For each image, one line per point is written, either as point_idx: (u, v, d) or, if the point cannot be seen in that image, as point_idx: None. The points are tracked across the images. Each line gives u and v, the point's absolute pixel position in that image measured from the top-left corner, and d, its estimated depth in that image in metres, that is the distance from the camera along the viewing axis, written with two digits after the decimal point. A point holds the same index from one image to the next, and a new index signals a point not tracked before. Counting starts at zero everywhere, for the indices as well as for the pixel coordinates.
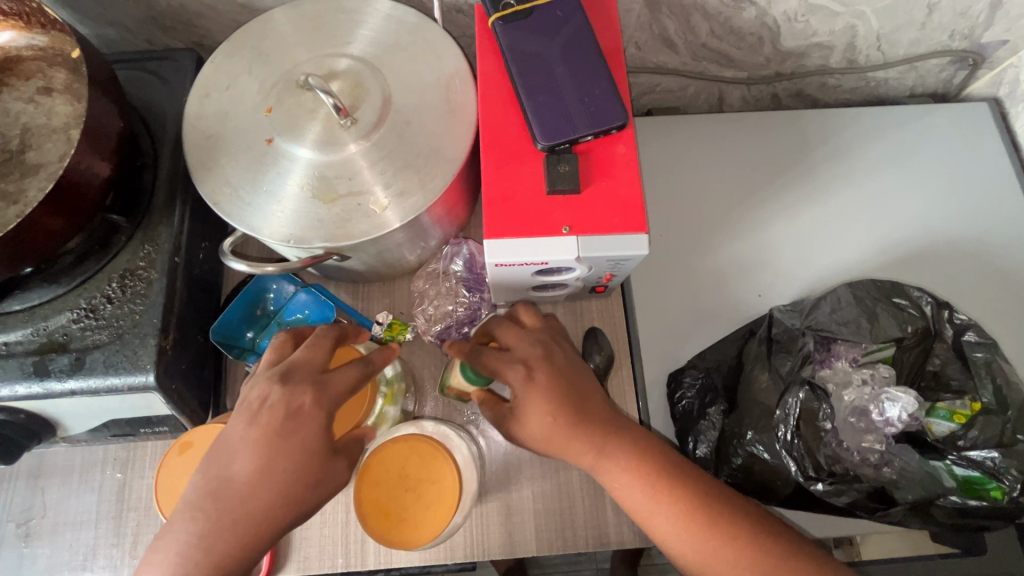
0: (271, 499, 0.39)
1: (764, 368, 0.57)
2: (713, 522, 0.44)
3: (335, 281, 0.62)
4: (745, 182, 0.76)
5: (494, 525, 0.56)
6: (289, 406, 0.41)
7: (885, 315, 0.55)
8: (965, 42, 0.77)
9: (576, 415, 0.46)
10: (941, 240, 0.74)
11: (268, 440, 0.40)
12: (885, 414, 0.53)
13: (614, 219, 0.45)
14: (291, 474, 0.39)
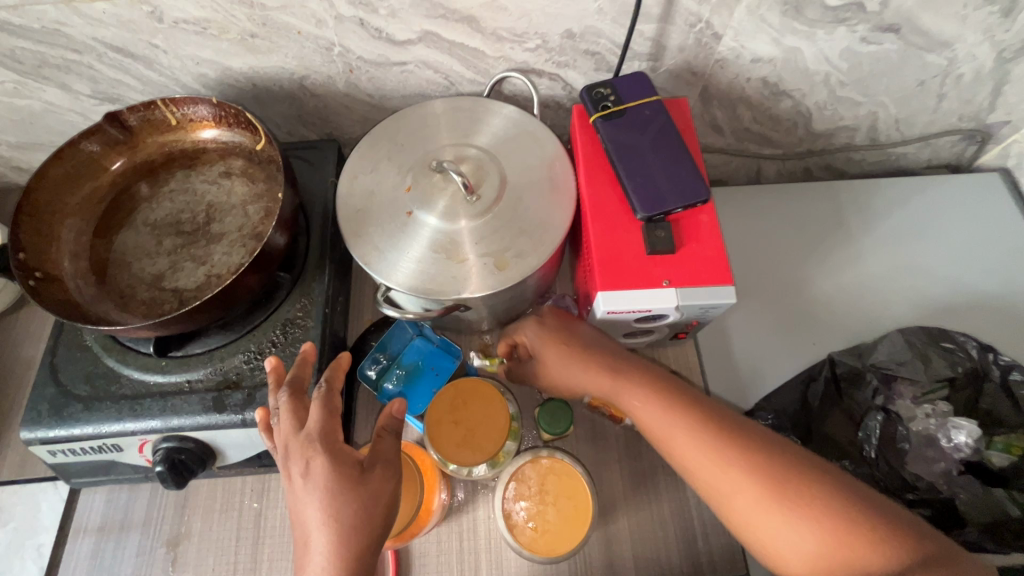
0: (360, 541, 0.44)
1: (837, 406, 0.64)
2: (770, 468, 0.48)
3: (443, 330, 0.72)
4: (789, 243, 0.86)
5: (595, 554, 0.61)
6: (330, 468, 0.45)
7: (939, 356, 0.62)
8: (972, 122, 0.89)
9: (595, 365, 0.58)
10: (973, 293, 0.82)
11: (326, 488, 0.44)
12: (951, 442, 0.59)
13: (705, 275, 0.55)
14: (365, 518, 0.44)
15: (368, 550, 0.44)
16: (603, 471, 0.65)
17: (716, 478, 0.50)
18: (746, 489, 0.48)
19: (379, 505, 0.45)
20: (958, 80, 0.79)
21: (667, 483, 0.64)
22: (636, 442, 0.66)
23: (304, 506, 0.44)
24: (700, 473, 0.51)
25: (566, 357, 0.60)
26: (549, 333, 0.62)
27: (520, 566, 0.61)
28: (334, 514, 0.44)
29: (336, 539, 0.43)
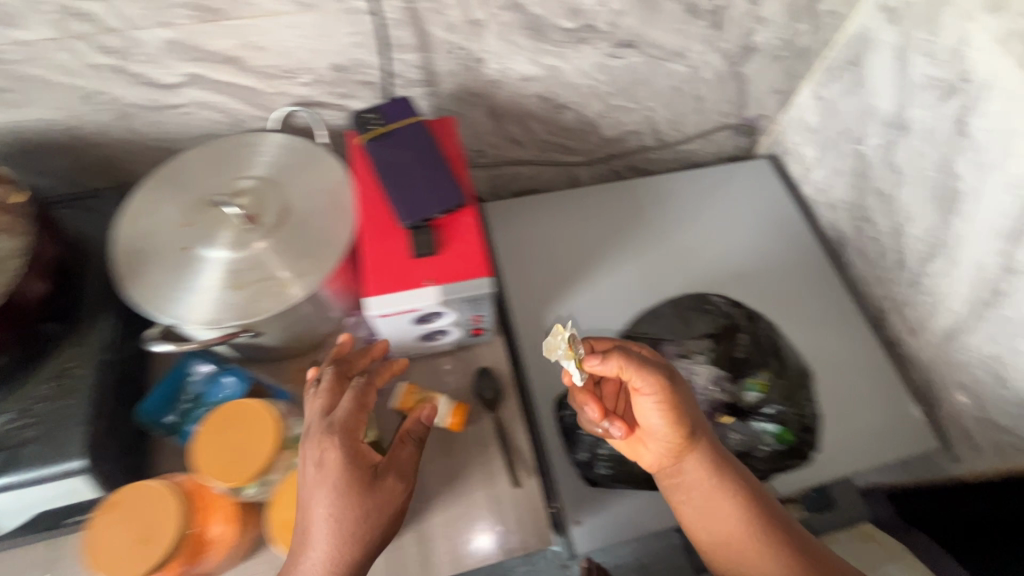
0: (363, 536, 0.51)
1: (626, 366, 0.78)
2: (798, 561, 0.59)
3: (254, 361, 0.72)
4: (596, 236, 0.96)
5: (410, 552, 0.63)
6: (347, 466, 0.52)
7: (699, 320, 0.84)
8: (736, 118, 1.04)
9: (695, 433, 0.63)
10: (748, 262, 0.95)
11: (338, 479, 0.51)
12: (699, 384, 0.80)
13: (465, 270, 0.60)
14: (363, 525, 0.52)
15: (366, 550, 0.52)
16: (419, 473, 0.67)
17: (754, 559, 0.60)
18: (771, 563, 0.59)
19: (377, 514, 0.52)
20: (706, 83, 0.92)
21: (479, 474, 0.67)
22: (449, 439, 0.69)
23: (336, 503, 0.51)
24: (736, 542, 0.61)
25: (654, 415, 0.62)
26: (676, 395, 0.61)
27: None
28: (331, 515, 0.51)
29: (341, 528, 0.51)
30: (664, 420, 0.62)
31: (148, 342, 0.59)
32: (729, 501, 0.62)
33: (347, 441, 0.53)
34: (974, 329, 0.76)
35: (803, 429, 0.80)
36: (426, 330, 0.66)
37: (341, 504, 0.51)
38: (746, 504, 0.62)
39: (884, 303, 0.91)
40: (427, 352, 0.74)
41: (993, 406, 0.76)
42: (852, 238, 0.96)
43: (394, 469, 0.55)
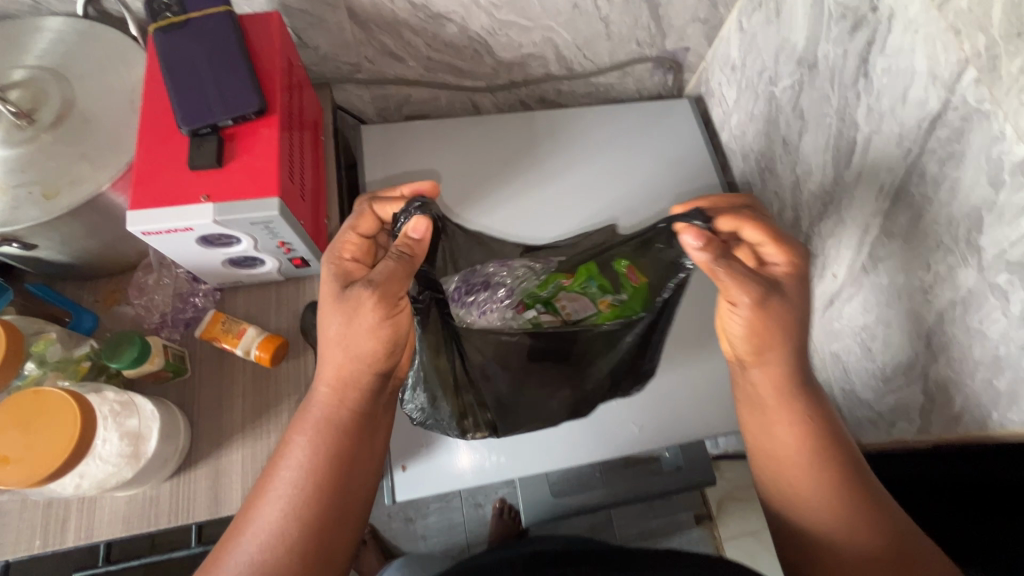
0: (351, 342, 0.53)
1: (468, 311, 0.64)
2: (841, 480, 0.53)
3: (57, 277, 0.66)
4: (480, 170, 0.89)
5: (200, 488, 0.60)
6: (330, 283, 0.55)
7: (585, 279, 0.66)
8: (656, 49, 0.93)
9: (758, 335, 0.55)
10: (641, 211, 0.90)
11: (322, 300, 0.55)
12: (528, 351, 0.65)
13: (249, 187, 0.53)
14: (351, 329, 0.53)
15: (361, 369, 0.54)
16: (224, 406, 0.63)
17: (802, 481, 0.54)
18: (832, 482, 0.53)
19: (366, 318, 0.52)
20: (610, 2, 0.81)
21: (288, 414, 0.64)
22: (262, 374, 0.65)
23: (332, 320, 0.53)
24: (802, 459, 0.55)
25: (756, 322, 0.54)
26: (771, 317, 0.54)
27: (115, 509, 0.58)
28: (332, 328, 0.53)
29: (335, 339, 0.53)
30: (750, 312, 0.54)
31: None
32: (770, 421, 0.57)
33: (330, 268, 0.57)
34: (851, 296, 0.71)
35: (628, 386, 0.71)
36: (228, 256, 0.60)
37: (335, 316, 0.53)
38: (775, 419, 0.57)
39: None
40: (254, 282, 0.69)
41: (857, 378, 0.72)
42: (758, 192, 0.88)
43: (380, 278, 0.52)
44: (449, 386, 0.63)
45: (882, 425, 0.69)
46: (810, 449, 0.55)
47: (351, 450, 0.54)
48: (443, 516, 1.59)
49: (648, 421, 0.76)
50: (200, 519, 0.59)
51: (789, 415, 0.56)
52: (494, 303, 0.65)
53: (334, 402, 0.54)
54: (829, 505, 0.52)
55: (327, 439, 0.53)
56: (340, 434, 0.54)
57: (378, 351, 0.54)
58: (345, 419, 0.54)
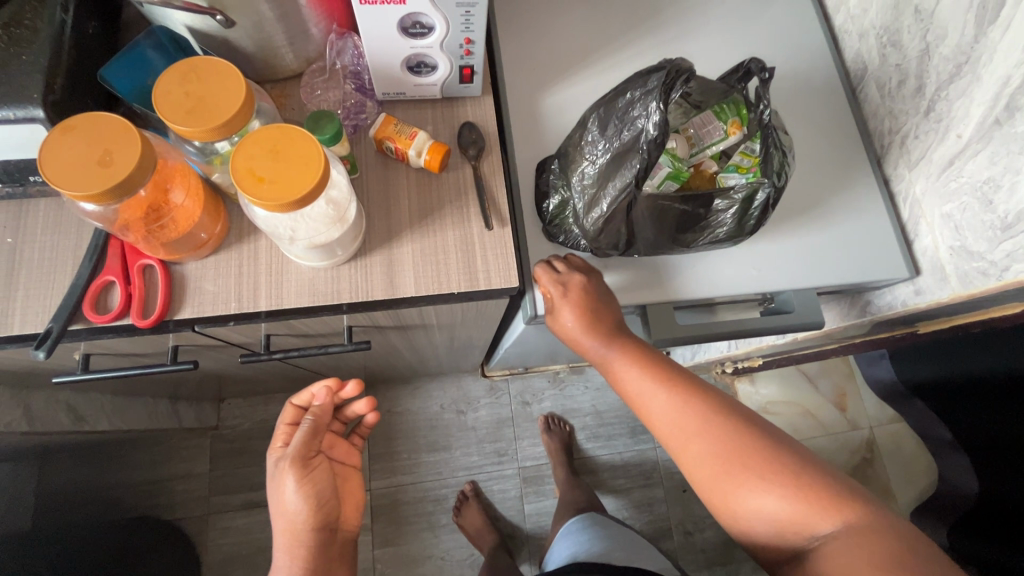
0: (299, 520, 0.68)
1: (617, 108, 0.62)
2: (737, 441, 0.58)
3: None
4: (605, 30, 0.90)
5: (377, 272, 0.64)
6: (279, 522, 0.69)
7: (712, 100, 0.67)
8: None
9: (583, 314, 0.68)
10: None
11: (279, 510, 0.69)
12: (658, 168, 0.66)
13: None
14: (291, 497, 0.67)
15: (315, 521, 0.69)
16: (392, 204, 0.67)
17: (691, 432, 0.60)
18: (721, 448, 0.58)
19: (296, 479, 0.67)
20: None
21: (451, 216, 0.67)
22: (427, 181, 0.68)
23: (276, 493, 0.69)
24: (687, 431, 0.61)
25: (567, 302, 0.68)
26: (581, 296, 0.69)
27: (301, 284, 0.62)
28: (288, 489, 0.67)
29: (282, 520, 0.68)
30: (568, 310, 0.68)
31: None
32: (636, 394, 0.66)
33: (290, 506, 0.68)
34: (975, 154, 0.74)
35: (757, 220, 0.68)
36: (412, 53, 0.62)
37: (277, 485, 0.68)
38: (655, 408, 0.64)
39: (890, 139, 0.88)
40: (413, 99, 0.71)
41: (970, 233, 0.76)
42: (874, 69, 0.90)
43: (296, 444, 0.69)
44: (601, 175, 0.63)
45: (992, 272, 0.74)
46: (699, 430, 0.60)
47: (317, 553, 0.69)
48: (493, 410, 1.67)
49: (758, 271, 0.81)
50: (378, 300, 0.64)
51: (659, 395, 0.64)
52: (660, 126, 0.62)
53: (292, 517, 0.68)
54: (710, 450, 0.59)
55: (299, 550, 0.68)
56: (296, 553, 0.67)
57: (316, 510, 0.69)
58: (299, 522, 0.68)
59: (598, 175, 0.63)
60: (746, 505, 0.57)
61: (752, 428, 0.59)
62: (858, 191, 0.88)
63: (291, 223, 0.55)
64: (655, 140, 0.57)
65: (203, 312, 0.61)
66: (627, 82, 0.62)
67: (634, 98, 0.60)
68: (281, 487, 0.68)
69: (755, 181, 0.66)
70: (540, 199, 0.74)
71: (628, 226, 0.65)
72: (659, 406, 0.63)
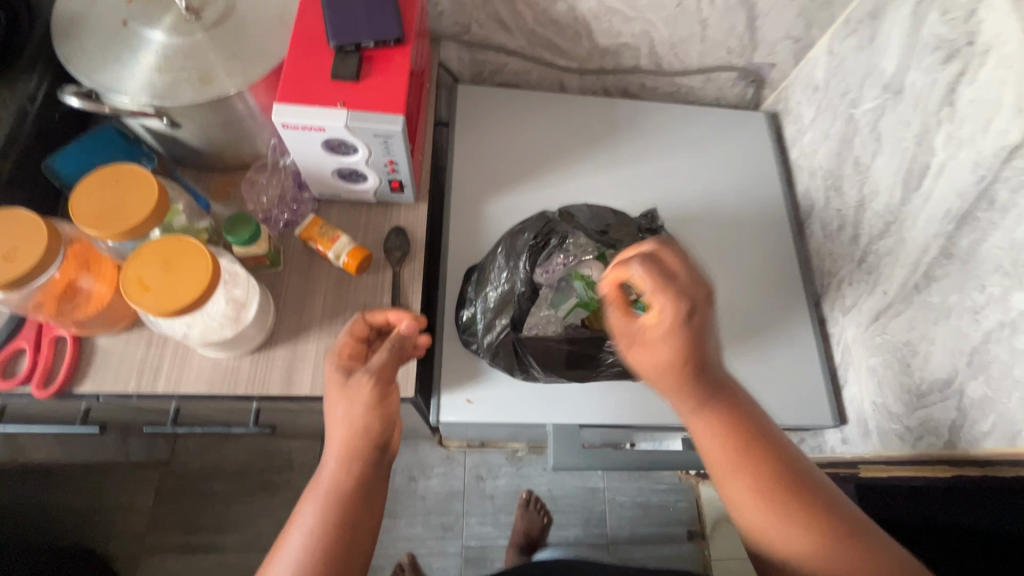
0: (363, 444, 0.50)
1: (518, 246, 0.70)
2: (835, 524, 0.46)
3: (181, 163, 0.73)
4: (560, 143, 0.95)
5: (276, 368, 0.66)
6: (338, 409, 0.51)
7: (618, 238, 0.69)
8: (743, 60, 0.99)
9: (686, 355, 0.46)
10: (702, 206, 0.94)
11: (347, 412, 0.51)
12: (563, 302, 0.70)
13: (379, 103, 0.59)
14: (365, 423, 0.50)
15: (381, 439, 0.51)
16: (306, 300, 0.69)
17: (774, 510, 0.47)
18: (815, 530, 0.46)
19: (368, 400, 0.51)
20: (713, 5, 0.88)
21: None
22: (344, 280, 0.71)
23: (334, 401, 0.52)
24: (773, 514, 0.47)
25: (668, 328, 0.45)
26: (688, 333, 0.45)
27: (201, 371, 0.65)
28: (347, 404, 0.51)
29: (354, 444, 0.50)
30: (659, 349, 0.46)
31: (63, 92, 0.59)
32: (690, 430, 0.50)
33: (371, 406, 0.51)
34: (898, 314, 0.74)
35: None
36: (340, 166, 0.67)
37: (340, 393, 0.52)
38: (726, 477, 0.49)
39: (830, 279, 0.88)
40: (348, 200, 0.75)
41: (890, 391, 0.75)
42: (820, 208, 0.92)
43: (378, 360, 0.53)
44: (497, 304, 0.70)
45: (908, 437, 0.72)
46: (789, 509, 0.47)
47: (365, 485, 0.51)
48: (445, 482, 1.50)
49: None
50: (272, 395, 0.65)
51: (730, 455, 0.48)
52: (560, 261, 0.70)
53: (349, 440, 0.51)
54: (804, 536, 0.46)
55: (354, 472, 0.50)
56: (350, 467, 0.50)
57: (382, 424, 0.52)
58: (355, 445, 0.50)
59: (495, 304, 0.70)
60: (821, 565, 0.45)
61: (815, 476, 0.49)
62: (793, 325, 0.88)
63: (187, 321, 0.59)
64: (527, 291, 0.67)
65: (102, 387, 0.63)
66: (531, 224, 0.72)
67: (530, 241, 0.69)
68: (337, 398, 0.52)
69: None
70: (455, 305, 0.79)
71: (520, 355, 0.70)
72: (727, 464, 0.48)
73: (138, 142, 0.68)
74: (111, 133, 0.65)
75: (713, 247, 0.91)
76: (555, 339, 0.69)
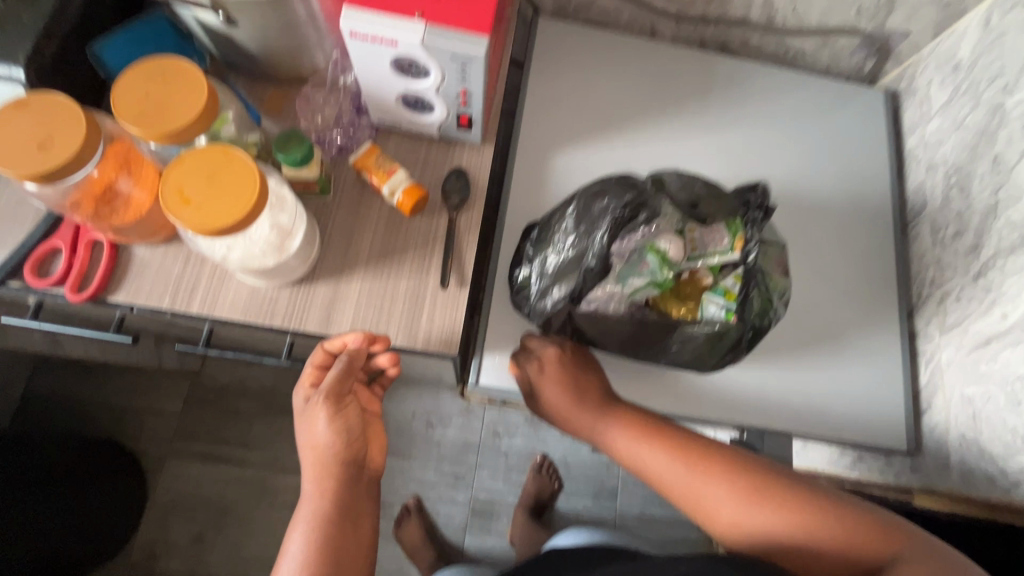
0: (328, 455, 0.53)
1: (593, 208, 0.63)
2: (768, 488, 0.52)
3: (234, 69, 0.67)
4: (645, 97, 0.84)
5: (316, 304, 0.61)
6: (307, 434, 0.54)
7: (712, 215, 0.63)
8: (872, 24, 0.85)
9: (569, 378, 0.65)
10: (795, 189, 0.83)
11: (310, 433, 0.54)
12: (631, 280, 0.60)
13: (462, 18, 0.51)
14: (324, 437, 0.53)
15: (343, 454, 0.53)
16: (353, 236, 0.64)
17: (711, 489, 0.54)
18: (754, 498, 0.52)
19: (325, 417, 0.53)
20: None
21: (411, 262, 0.64)
22: (396, 220, 0.65)
23: (303, 428, 0.55)
24: (713, 493, 0.53)
25: (551, 380, 0.65)
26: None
27: (238, 297, 0.61)
28: (308, 431, 0.54)
29: (321, 462, 0.53)
30: (552, 384, 0.65)
31: None
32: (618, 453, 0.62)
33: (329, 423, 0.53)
34: (1015, 344, 0.64)
35: (723, 356, 0.65)
36: (406, 91, 0.59)
37: (305, 421, 0.55)
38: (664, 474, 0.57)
39: (930, 290, 0.78)
40: (409, 131, 0.68)
41: (991, 427, 0.67)
42: (933, 209, 0.80)
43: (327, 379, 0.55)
44: (558, 270, 0.63)
45: (1002, 483, 0.66)
46: (723, 487, 0.53)
47: (345, 498, 0.52)
48: (462, 432, 1.47)
49: (736, 396, 0.73)
50: (309, 332, 0.61)
51: (659, 453, 0.58)
52: (636, 231, 0.60)
53: (316, 459, 0.53)
54: (743, 505, 0.52)
55: (328, 490, 0.52)
56: (324, 485, 0.52)
57: (346, 440, 0.54)
58: (327, 464, 0.53)
59: (556, 269, 0.64)
60: (770, 518, 0.50)
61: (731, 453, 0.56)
62: (878, 336, 0.78)
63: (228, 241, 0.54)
64: (598, 268, 0.60)
65: (135, 300, 0.60)
66: (610, 185, 0.64)
67: (607, 206, 0.61)
68: (304, 423, 0.55)
69: (731, 318, 0.61)
70: (510, 260, 0.72)
71: (578, 326, 0.66)
72: (652, 457, 0.58)
73: (189, 36, 0.62)
74: (161, 22, 0.59)
75: (800, 237, 0.81)
76: (619, 317, 0.63)
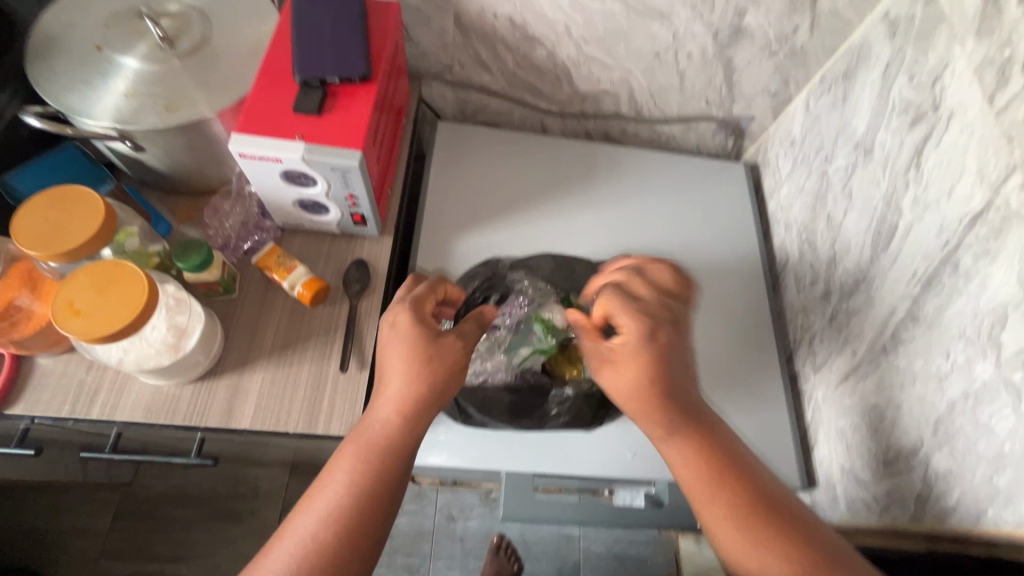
0: (426, 400, 0.53)
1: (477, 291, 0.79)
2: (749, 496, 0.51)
3: (146, 185, 0.74)
4: (536, 184, 0.95)
5: (217, 399, 0.64)
6: (404, 360, 0.54)
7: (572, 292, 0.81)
8: (722, 111, 1.00)
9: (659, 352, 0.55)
10: (677, 252, 0.93)
11: (411, 359, 0.54)
12: (517, 348, 0.72)
13: (339, 136, 0.60)
14: (432, 375, 0.53)
15: (435, 400, 0.54)
16: (257, 330, 0.68)
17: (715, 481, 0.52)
18: (734, 502, 0.51)
19: (450, 363, 0.54)
20: (689, 59, 0.90)
21: (313, 350, 0.68)
22: (299, 312, 0.70)
23: (402, 353, 0.54)
24: (709, 482, 0.52)
25: (642, 361, 0.55)
26: (653, 353, 0.55)
27: (139, 398, 0.63)
28: (401, 364, 0.54)
29: (416, 397, 0.53)
30: (628, 367, 0.55)
31: (23, 113, 0.59)
32: (653, 437, 0.55)
33: (448, 367, 0.54)
34: (866, 375, 0.72)
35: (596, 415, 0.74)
36: (301, 197, 0.66)
37: (397, 350, 0.55)
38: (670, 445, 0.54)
39: (803, 333, 0.86)
40: (312, 230, 0.74)
41: (860, 457, 0.72)
42: (795, 261, 0.91)
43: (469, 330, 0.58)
44: None
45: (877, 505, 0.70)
46: (718, 482, 0.52)
47: (405, 445, 0.52)
48: (413, 520, 1.42)
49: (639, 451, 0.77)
50: (209, 427, 0.63)
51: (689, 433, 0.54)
52: (516, 307, 0.76)
53: (406, 394, 0.53)
54: (728, 501, 0.51)
55: (413, 428, 0.52)
56: (406, 418, 0.52)
57: (447, 386, 0.54)
58: (429, 402, 0.53)
59: None
60: (731, 532, 0.50)
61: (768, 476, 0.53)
62: (764, 379, 0.85)
63: (125, 346, 0.59)
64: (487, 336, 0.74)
65: (33, 410, 0.61)
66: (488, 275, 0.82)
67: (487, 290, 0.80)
68: (394, 353, 0.55)
69: None
70: None
71: (469, 399, 0.72)
72: (683, 435, 0.54)
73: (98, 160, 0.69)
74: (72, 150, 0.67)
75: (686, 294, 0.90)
76: (503, 382, 0.72)
